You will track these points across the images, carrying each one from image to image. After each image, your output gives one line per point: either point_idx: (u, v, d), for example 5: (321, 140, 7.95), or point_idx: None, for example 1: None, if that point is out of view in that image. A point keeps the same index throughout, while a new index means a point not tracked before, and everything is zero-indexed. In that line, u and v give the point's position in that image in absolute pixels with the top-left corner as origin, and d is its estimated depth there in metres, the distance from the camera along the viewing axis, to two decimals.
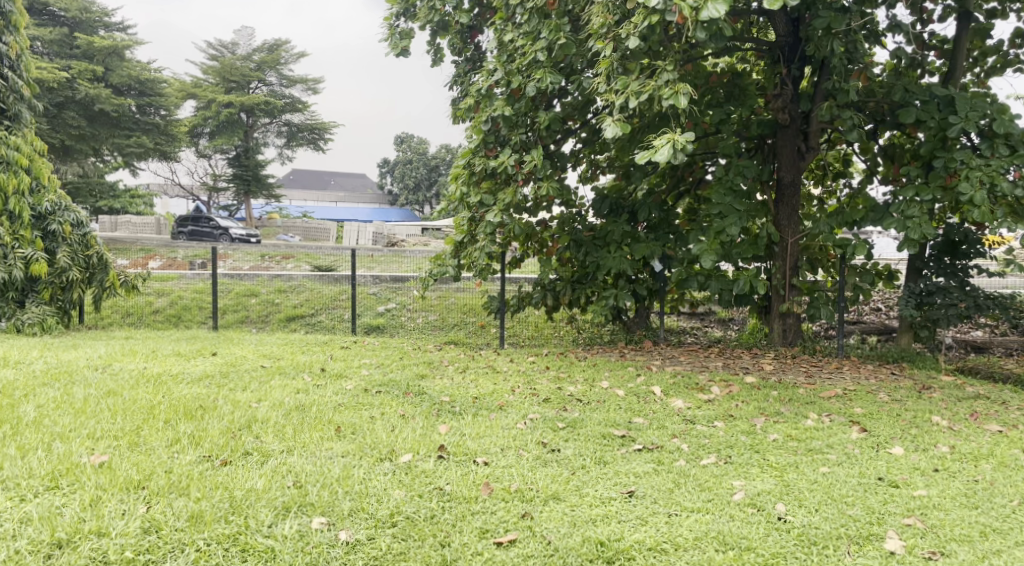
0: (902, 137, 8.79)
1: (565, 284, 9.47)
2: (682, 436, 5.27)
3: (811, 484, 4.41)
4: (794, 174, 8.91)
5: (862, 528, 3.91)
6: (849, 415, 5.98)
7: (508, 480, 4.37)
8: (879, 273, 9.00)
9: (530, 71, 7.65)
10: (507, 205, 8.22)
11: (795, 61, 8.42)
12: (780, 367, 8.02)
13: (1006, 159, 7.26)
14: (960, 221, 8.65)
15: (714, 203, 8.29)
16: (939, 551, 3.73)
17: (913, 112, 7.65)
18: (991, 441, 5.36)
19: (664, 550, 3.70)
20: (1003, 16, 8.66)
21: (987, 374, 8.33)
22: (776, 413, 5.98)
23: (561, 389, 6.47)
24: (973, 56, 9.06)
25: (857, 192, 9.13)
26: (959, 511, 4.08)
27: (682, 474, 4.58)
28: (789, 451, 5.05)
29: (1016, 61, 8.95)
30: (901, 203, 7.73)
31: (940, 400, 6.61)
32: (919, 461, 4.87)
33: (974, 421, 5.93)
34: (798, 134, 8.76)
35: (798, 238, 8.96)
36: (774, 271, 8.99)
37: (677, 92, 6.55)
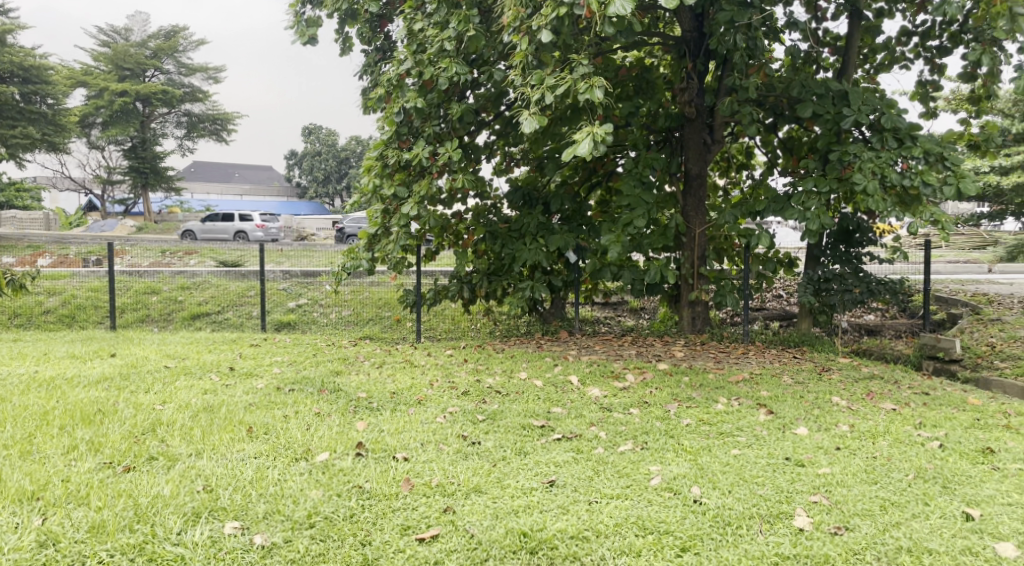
0: (799, 131, 9.21)
1: (481, 276, 9.44)
2: (599, 424, 5.35)
3: (723, 466, 4.55)
4: (701, 166, 9.15)
5: (773, 507, 4.02)
6: (756, 398, 6.20)
7: (429, 474, 4.32)
8: (780, 260, 9.38)
9: (440, 61, 7.59)
10: (422, 198, 8.16)
11: (701, 56, 8.64)
12: (690, 354, 8.24)
13: (895, 152, 7.65)
14: (854, 210, 9.14)
15: (625, 195, 8.47)
16: (843, 526, 3.83)
17: (810, 106, 7.97)
18: (886, 419, 5.64)
19: (586, 538, 3.71)
20: (890, 16, 9.12)
21: (880, 355, 8.85)
22: (689, 398, 6.14)
23: (480, 380, 6.47)
24: (863, 53, 9.52)
25: (759, 184, 9.51)
26: (860, 487, 4.26)
27: (601, 461, 4.64)
28: (701, 435, 5.20)
29: (901, 58, 9.44)
30: (801, 194, 8.04)
31: (839, 381, 6.95)
32: (822, 440, 5.09)
33: (871, 400, 6.24)
34: (703, 127, 9.05)
35: (705, 228, 9.23)
36: (684, 261, 9.23)
37: (590, 86, 6.60)
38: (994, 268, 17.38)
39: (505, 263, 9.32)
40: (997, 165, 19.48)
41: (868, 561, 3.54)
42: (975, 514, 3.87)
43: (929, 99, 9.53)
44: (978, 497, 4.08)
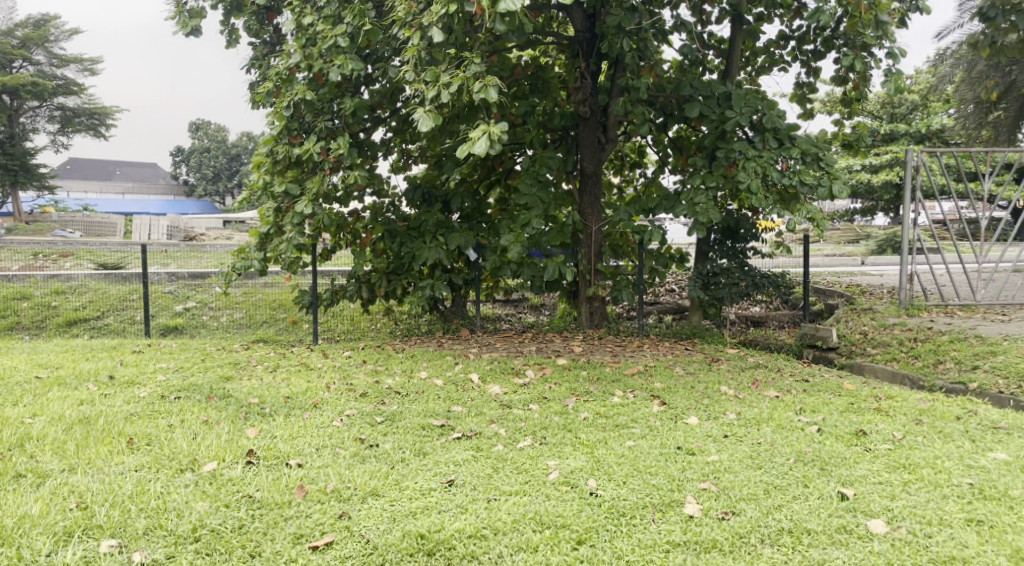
0: (688, 130, 9.52)
1: (380, 275, 9.32)
2: (499, 422, 5.38)
3: (619, 458, 4.66)
4: (596, 165, 9.34)
5: (665, 496, 4.14)
6: (650, 390, 6.38)
7: (324, 480, 4.23)
8: (672, 256, 9.70)
9: (332, 55, 7.43)
10: (316, 196, 7.99)
11: (593, 56, 8.80)
12: (589, 348, 8.39)
13: (776, 152, 8.02)
14: (739, 207, 9.42)
15: (524, 193, 8.57)
16: (730, 511, 3.97)
17: (697, 106, 8.25)
18: (770, 406, 5.90)
19: (484, 536, 3.72)
20: (769, 21, 9.54)
21: (764, 345, 9.34)
22: (586, 393, 6.25)
23: (378, 382, 6.39)
24: (745, 56, 9.93)
25: (651, 182, 9.80)
26: (746, 472, 4.45)
27: (500, 458, 4.67)
28: (598, 428, 5.30)
29: (781, 61, 9.90)
30: (689, 191, 8.32)
31: (727, 371, 7.25)
32: (711, 429, 5.28)
33: (756, 389, 6.52)
34: (597, 126, 9.23)
35: (602, 225, 9.44)
36: (581, 257, 9.44)
37: (484, 84, 6.62)
38: (866, 261, 18.46)
39: (403, 262, 9.25)
40: (868, 164, 20.71)
41: (752, 543, 3.67)
42: (849, 494, 4.07)
43: (805, 101, 10.02)
44: (852, 478, 4.30)
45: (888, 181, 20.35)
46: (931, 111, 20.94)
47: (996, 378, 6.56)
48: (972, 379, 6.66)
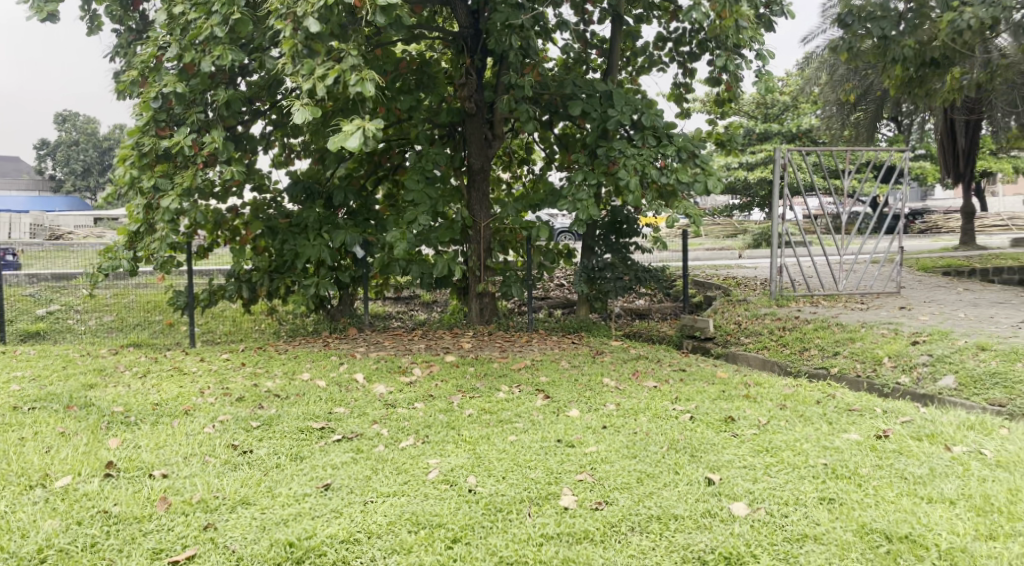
0: (573, 127, 9.66)
1: (262, 274, 9.05)
2: (382, 422, 5.32)
3: (499, 454, 4.71)
4: (483, 161, 9.35)
5: (542, 489, 4.21)
6: (535, 384, 6.47)
7: (190, 491, 4.08)
8: (559, 251, 9.84)
9: (204, 46, 7.14)
10: (188, 191, 7.66)
11: (478, 52, 8.79)
12: (477, 345, 8.42)
13: (655, 150, 8.25)
14: (621, 203, 9.62)
15: (410, 189, 8.52)
16: (603, 501, 4.08)
17: (580, 104, 8.39)
18: (647, 396, 6.09)
19: (357, 540, 3.68)
20: (647, 22, 9.81)
21: (647, 337, 9.63)
22: (472, 389, 6.28)
23: (257, 385, 6.19)
24: (626, 56, 10.18)
25: (539, 178, 9.91)
26: (621, 461, 4.58)
27: (380, 459, 4.62)
28: (482, 424, 5.33)
29: (659, 62, 10.20)
30: (572, 187, 8.46)
31: (610, 363, 7.43)
32: (590, 420, 5.40)
33: (636, 379, 6.72)
34: (483, 123, 9.24)
35: (490, 222, 9.48)
36: (470, 254, 9.45)
37: (364, 79, 6.52)
38: (743, 254, 19.30)
39: (286, 260, 9.00)
40: (744, 161, 21.68)
41: (622, 532, 3.78)
42: (715, 479, 4.26)
43: (682, 101, 10.37)
44: (719, 463, 4.50)
45: (762, 176, 21.36)
46: (800, 112, 22.14)
47: (854, 363, 7.00)
48: (833, 364, 7.10)
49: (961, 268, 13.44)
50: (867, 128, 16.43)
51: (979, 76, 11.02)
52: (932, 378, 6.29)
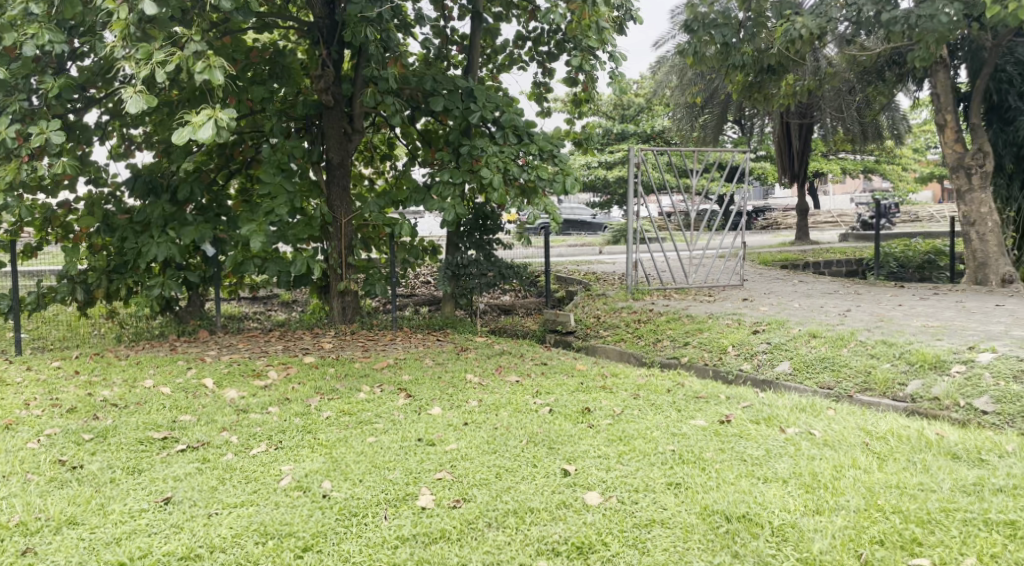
0: (435, 123, 9.59)
1: (99, 275, 8.41)
2: (231, 428, 5.08)
3: (357, 456, 4.60)
4: (343, 156, 9.07)
5: (400, 490, 4.14)
6: (397, 383, 6.37)
7: (7, 513, 3.77)
8: (423, 248, 9.75)
9: (24, 26, 6.56)
10: (10, 184, 7.03)
11: (334, 43, 8.56)
12: (339, 344, 8.21)
13: (516, 147, 8.30)
14: (484, 199, 9.62)
15: (265, 182, 8.20)
16: (461, 498, 4.06)
17: (441, 100, 8.35)
18: (509, 391, 6.14)
19: (198, 556, 3.51)
20: (507, 20, 9.88)
21: (511, 332, 9.72)
22: (331, 390, 6.11)
23: (92, 394, 5.76)
24: (486, 53, 10.22)
25: (401, 174, 9.77)
26: (480, 458, 4.58)
27: (228, 468, 4.40)
28: (340, 426, 5.19)
29: (519, 60, 10.30)
30: (437, 184, 8.39)
31: (473, 359, 7.43)
32: (452, 417, 5.38)
33: (498, 375, 6.76)
34: (342, 117, 9.00)
35: (351, 218, 9.22)
36: (331, 252, 9.13)
37: (210, 66, 6.18)
38: (604, 249, 19.91)
39: (127, 259, 8.44)
40: (603, 160, 22.38)
41: (479, 528, 3.78)
42: (571, 470, 4.34)
43: (542, 100, 10.53)
44: (575, 454, 4.59)
45: (620, 175, 22.12)
46: (654, 114, 23.12)
47: (702, 352, 7.35)
48: (683, 354, 7.42)
49: (798, 261, 14.43)
50: (714, 130, 17.33)
51: (810, 83, 11.86)
52: (770, 364, 6.71)
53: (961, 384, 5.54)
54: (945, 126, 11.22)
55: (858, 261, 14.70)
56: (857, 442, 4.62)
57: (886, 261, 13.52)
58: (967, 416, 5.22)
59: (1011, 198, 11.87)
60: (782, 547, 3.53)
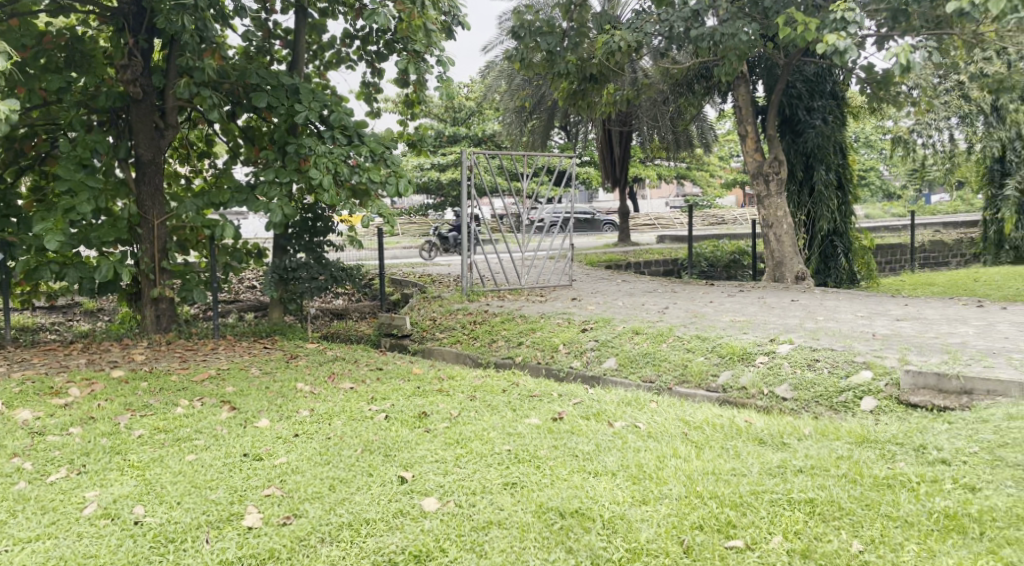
0: (258, 120, 9.12)
1: None
2: (25, 454, 4.56)
3: (174, 476, 4.25)
4: (154, 153, 8.42)
5: (223, 510, 3.87)
6: (220, 395, 5.97)
7: None
8: (247, 251, 9.24)
9: None
10: None
11: (142, 31, 7.94)
12: (152, 356, 7.60)
13: (346, 148, 8.05)
14: (313, 199, 9.22)
15: (63, 179, 7.43)
16: (292, 515, 3.85)
17: (264, 96, 7.94)
18: (342, 398, 5.92)
19: None
20: (333, 17, 9.59)
21: (345, 337, 9.44)
22: (144, 406, 5.63)
23: None
24: (312, 49, 9.87)
25: (221, 173, 9.21)
26: (312, 470, 4.37)
27: (21, 499, 3.96)
28: (154, 445, 4.78)
29: (346, 58, 10.02)
30: (261, 184, 7.98)
31: (303, 367, 7.12)
32: (282, 429, 5.11)
33: (331, 382, 6.51)
34: (152, 111, 8.35)
35: (165, 219, 8.57)
36: (142, 256, 8.44)
37: None
38: (438, 251, 19.91)
39: None
40: (436, 162, 22.42)
41: (311, 545, 3.60)
42: (407, 477, 4.23)
43: (372, 100, 10.32)
44: (412, 460, 4.49)
45: (453, 177, 22.25)
46: (484, 118, 23.54)
47: (535, 351, 7.46)
48: (517, 353, 7.50)
49: (622, 261, 15.08)
50: (541, 135, 17.80)
51: (629, 92, 12.44)
52: (599, 360, 6.93)
53: (765, 373, 5.98)
54: (746, 136, 12.12)
55: (675, 261, 15.57)
56: (678, 433, 4.85)
57: (698, 261, 14.44)
58: (770, 403, 5.63)
59: (802, 203, 13.04)
60: (613, 539, 3.61)
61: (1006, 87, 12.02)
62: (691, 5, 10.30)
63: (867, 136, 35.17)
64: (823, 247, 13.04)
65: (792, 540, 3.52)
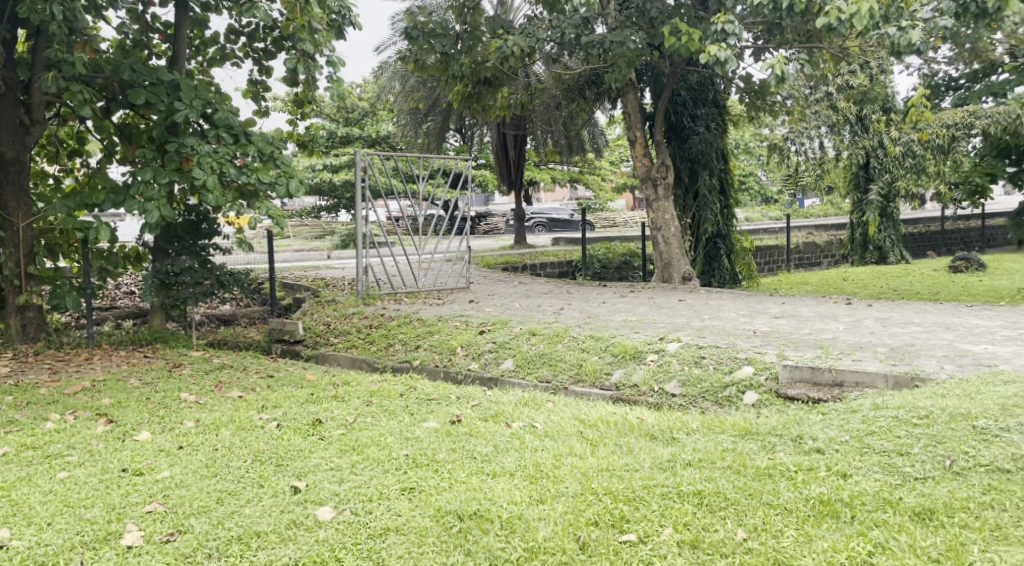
0: (135, 117, 8.71)
1: None
2: None
3: (45, 496, 3.99)
4: (19, 151, 7.92)
5: (99, 530, 3.67)
6: (95, 408, 5.64)
7: None
8: (125, 255, 8.77)
9: None
10: None
11: (4, 21, 7.45)
12: (19, 368, 7.11)
13: (232, 147, 7.79)
14: (196, 201, 8.89)
15: None
16: (176, 531, 3.69)
17: (141, 93, 7.56)
18: (231, 408, 5.71)
19: None
20: (216, 12, 9.24)
21: (233, 343, 9.12)
22: (9, 422, 5.26)
23: None
24: (194, 45, 9.48)
25: (94, 174, 8.73)
26: (198, 484, 4.19)
27: None
28: (20, 464, 4.47)
29: (232, 55, 9.68)
30: (138, 184, 7.56)
31: (188, 376, 6.81)
32: (164, 442, 4.88)
33: (218, 391, 6.27)
34: (17, 106, 7.85)
35: (32, 222, 8.08)
36: (6, 261, 7.92)
37: None
38: (331, 254, 19.51)
39: None
40: (328, 163, 21.99)
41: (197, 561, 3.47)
42: (300, 486, 4.12)
43: (260, 99, 10.01)
44: (306, 469, 4.38)
45: (346, 178, 21.90)
46: (378, 119, 23.36)
47: (432, 354, 7.43)
48: (414, 357, 7.44)
49: (518, 263, 15.22)
50: (436, 137, 17.74)
51: (522, 96, 12.57)
52: (496, 362, 6.97)
53: (655, 370, 6.16)
54: (635, 142, 12.45)
55: (570, 263, 15.81)
56: (573, 431, 4.93)
57: (592, 262, 14.73)
58: (660, 400, 5.81)
59: (687, 206, 13.57)
60: (510, 540, 3.63)
61: (870, 98, 12.86)
62: (582, 13, 10.51)
63: (747, 143, 36.75)
64: (708, 249, 13.57)
65: (682, 531, 3.63)
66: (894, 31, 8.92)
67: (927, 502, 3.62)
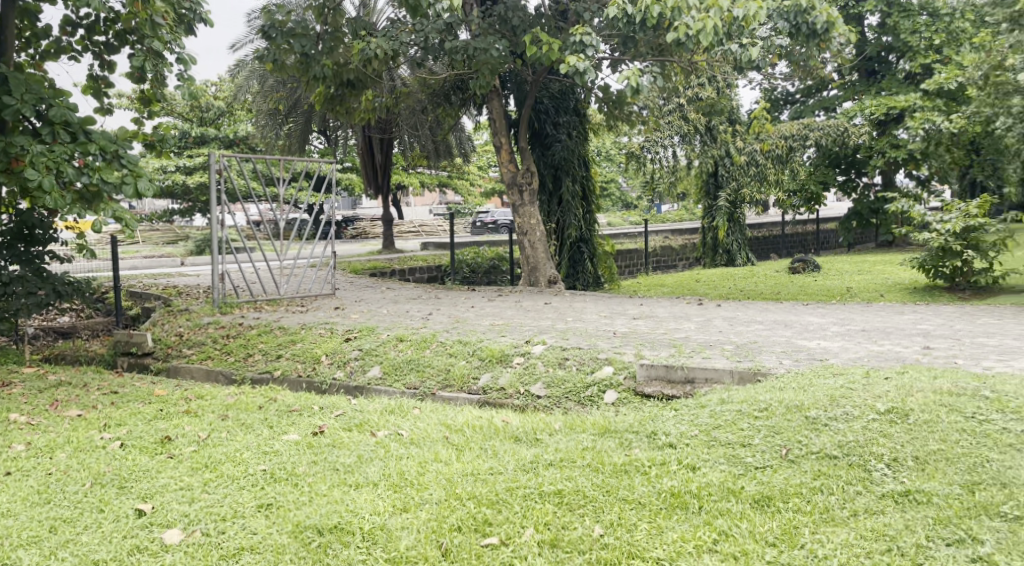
0: None
1: None
2: None
3: None
4: None
5: None
6: None
7: None
8: None
9: None
10: None
11: None
12: None
13: (70, 146, 7.19)
14: (30, 207, 8.24)
15: None
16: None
17: None
18: (68, 428, 5.32)
19: None
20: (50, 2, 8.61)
21: (72, 358, 8.53)
22: None
23: None
24: (23, 36, 8.79)
25: None
26: (28, 512, 3.90)
27: None
28: None
29: (68, 49, 9.04)
30: None
31: (20, 396, 6.28)
32: None
33: (54, 410, 5.82)
34: None
35: None
36: None
37: None
38: (185, 261, 18.57)
39: None
40: (181, 164, 20.94)
41: None
42: (145, 509, 3.91)
43: (102, 95, 9.41)
44: (152, 490, 4.15)
45: (202, 181, 20.93)
46: (236, 119, 22.50)
47: (295, 364, 7.21)
48: (275, 367, 7.19)
49: (385, 269, 15.03)
50: (298, 139, 17.27)
51: (386, 100, 12.45)
52: (362, 370, 6.85)
53: (521, 373, 6.25)
54: (500, 148, 12.60)
55: (438, 268, 15.79)
56: (439, 437, 4.92)
57: (460, 267, 14.78)
58: (526, 402, 5.90)
59: (551, 212, 13.81)
60: (372, 551, 3.58)
61: (718, 110, 13.64)
62: (445, 19, 10.53)
63: (608, 150, 38.03)
64: (572, 253, 13.93)
65: (542, 531, 3.71)
66: (736, 48, 9.48)
67: (766, 490, 3.87)
